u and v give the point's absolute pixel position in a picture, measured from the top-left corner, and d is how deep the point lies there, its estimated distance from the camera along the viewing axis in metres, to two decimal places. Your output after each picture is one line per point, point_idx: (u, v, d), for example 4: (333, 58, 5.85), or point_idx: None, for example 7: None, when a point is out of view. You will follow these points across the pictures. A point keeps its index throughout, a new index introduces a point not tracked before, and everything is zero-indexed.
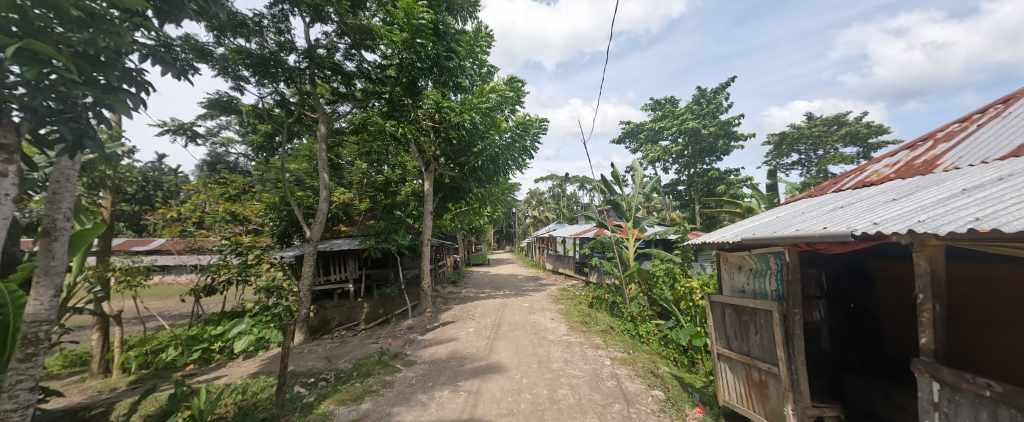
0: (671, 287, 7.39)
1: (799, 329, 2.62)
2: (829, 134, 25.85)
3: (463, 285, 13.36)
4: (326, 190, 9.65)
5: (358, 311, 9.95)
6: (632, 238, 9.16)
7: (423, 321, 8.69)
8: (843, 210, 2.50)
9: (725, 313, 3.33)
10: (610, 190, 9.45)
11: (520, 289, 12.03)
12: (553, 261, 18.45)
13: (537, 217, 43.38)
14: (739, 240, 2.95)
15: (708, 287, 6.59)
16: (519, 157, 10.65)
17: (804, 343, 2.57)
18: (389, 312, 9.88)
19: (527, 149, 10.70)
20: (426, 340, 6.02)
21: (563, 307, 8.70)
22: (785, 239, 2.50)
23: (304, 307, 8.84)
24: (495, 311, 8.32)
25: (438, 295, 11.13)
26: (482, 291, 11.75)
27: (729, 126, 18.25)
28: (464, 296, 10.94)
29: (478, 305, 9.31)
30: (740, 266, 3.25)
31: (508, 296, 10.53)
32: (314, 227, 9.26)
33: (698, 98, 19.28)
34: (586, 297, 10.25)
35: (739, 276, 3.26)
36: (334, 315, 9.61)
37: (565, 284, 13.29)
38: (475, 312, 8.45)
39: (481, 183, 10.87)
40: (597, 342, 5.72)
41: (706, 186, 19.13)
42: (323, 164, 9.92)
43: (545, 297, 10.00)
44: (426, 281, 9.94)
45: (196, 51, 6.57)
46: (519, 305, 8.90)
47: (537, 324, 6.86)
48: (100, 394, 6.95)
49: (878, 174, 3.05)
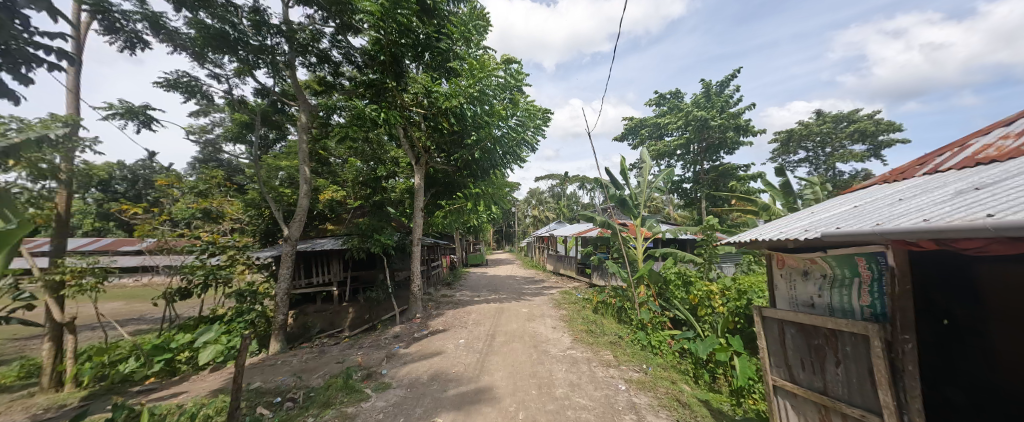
0: (686, 292, 6.63)
1: (910, 363, 2.09)
2: (839, 131, 25.04)
3: (459, 287, 12.52)
4: (306, 185, 8.84)
5: (342, 316, 9.20)
6: (641, 237, 8.33)
7: (411, 328, 7.89)
8: (973, 192, 1.77)
9: (788, 333, 2.87)
10: (617, 184, 8.61)
11: (519, 292, 11.20)
12: (554, 262, 17.63)
13: (537, 216, 42.56)
14: (808, 238, 2.24)
15: (730, 292, 5.82)
16: (518, 150, 9.77)
17: (919, 383, 2.05)
18: (376, 317, 9.11)
19: (527, 141, 9.78)
20: (408, 355, 5.21)
21: (566, 313, 7.89)
22: (891, 235, 1.78)
23: (281, 312, 8.09)
24: (491, 318, 7.51)
25: (430, 298, 10.32)
26: (478, 294, 10.92)
27: (738, 121, 17.42)
28: (458, 300, 10.11)
29: (473, 310, 8.50)
30: (806, 272, 2.74)
31: (506, 300, 9.72)
32: (293, 225, 8.47)
33: (706, 92, 18.45)
34: (591, 302, 9.44)
35: (805, 286, 2.75)
36: (316, 321, 8.85)
37: (567, 286, 12.48)
38: (468, 319, 7.62)
39: (476, 178, 10.02)
40: (608, 358, 4.90)
41: (713, 183, 18.33)
42: (304, 156, 9.09)
43: (546, 302, 9.16)
44: (416, 284, 9.12)
45: (146, 22, 5.75)
46: (518, 311, 8.06)
47: (537, 334, 6.03)
48: (42, 413, 6.14)
49: (1001, 147, 2.25)
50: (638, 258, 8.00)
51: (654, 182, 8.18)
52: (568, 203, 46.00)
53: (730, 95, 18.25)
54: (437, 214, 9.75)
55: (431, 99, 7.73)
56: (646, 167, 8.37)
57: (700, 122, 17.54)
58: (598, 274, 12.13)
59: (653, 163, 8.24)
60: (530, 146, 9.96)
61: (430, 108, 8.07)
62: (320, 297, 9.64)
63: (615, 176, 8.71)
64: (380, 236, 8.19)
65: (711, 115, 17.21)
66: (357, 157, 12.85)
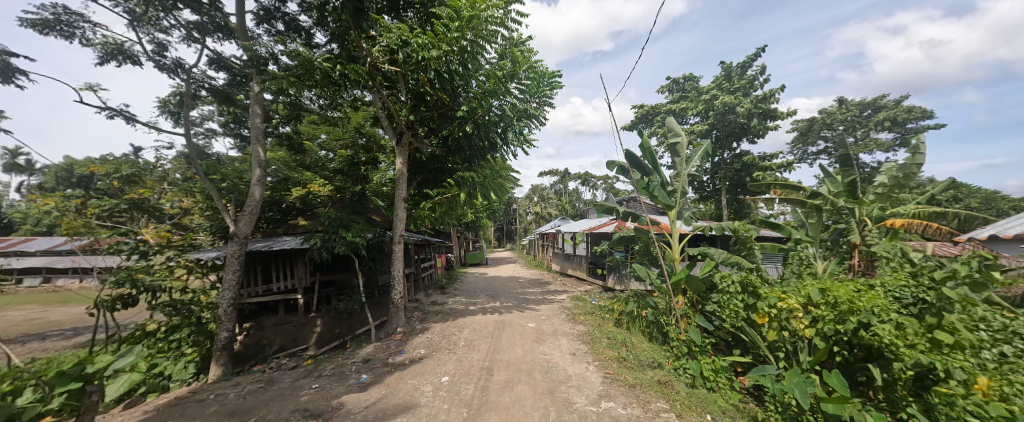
0: (750, 306, 5.02)
1: None
2: (865, 120, 23.01)
3: (452, 292, 10.80)
4: (260, 170, 7.15)
5: (309, 330, 7.59)
6: (676, 234, 6.57)
7: (388, 349, 6.24)
8: None
9: None
10: (640, 167, 6.79)
11: (522, 298, 9.45)
12: (560, 261, 15.92)
13: (539, 213, 40.70)
14: None
15: (823, 310, 4.20)
16: (521, 126, 8.00)
17: None
18: (349, 332, 7.50)
19: (531, 116, 7.94)
20: (365, 407, 3.55)
21: (584, 329, 6.21)
22: None
23: (227, 327, 6.46)
24: (488, 336, 5.85)
25: (417, 307, 8.67)
26: (474, 301, 9.18)
27: (766, 104, 15.48)
28: (449, 309, 8.39)
29: (466, 324, 6.85)
30: None
31: (507, 309, 8.05)
32: (242, 220, 6.80)
33: (729, 72, 16.49)
34: (611, 311, 7.76)
35: None
36: (277, 338, 7.27)
37: (577, 291, 10.79)
38: (458, 338, 5.90)
39: (470, 162, 8.28)
40: (666, 418, 3.22)
41: (735, 174, 16.54)
42: (258, 132, 7.33)
43: (557, 313, 7.43)
44: (397, 292, 7.45)
45: None
46: (522, 328, 6.33)
47: (550, 369, 4.34)
48: None
49: None
50: (676, 259, 6.20)
51: (689, 159, 6.28)
52: (570, 199, 44.18)
53: (756, 76, 16.30)
54: (423, 205, 8.02)
55: (409, 52, 6.00)
56: (679, 141, 6.43)
57: (723, 105, 15.60)
58: (614, 276, 10.34)
59: (681, 132, 6.32)
60: (534, 124, 8.12)
61: (406, 66, 6.33)
62: (283, 306, 8.00)
63: (638, 156, 6.84)
64: (349, 230, 6.44)
65: (736, 98, 15.28)
66: (333, 141, 11.06)
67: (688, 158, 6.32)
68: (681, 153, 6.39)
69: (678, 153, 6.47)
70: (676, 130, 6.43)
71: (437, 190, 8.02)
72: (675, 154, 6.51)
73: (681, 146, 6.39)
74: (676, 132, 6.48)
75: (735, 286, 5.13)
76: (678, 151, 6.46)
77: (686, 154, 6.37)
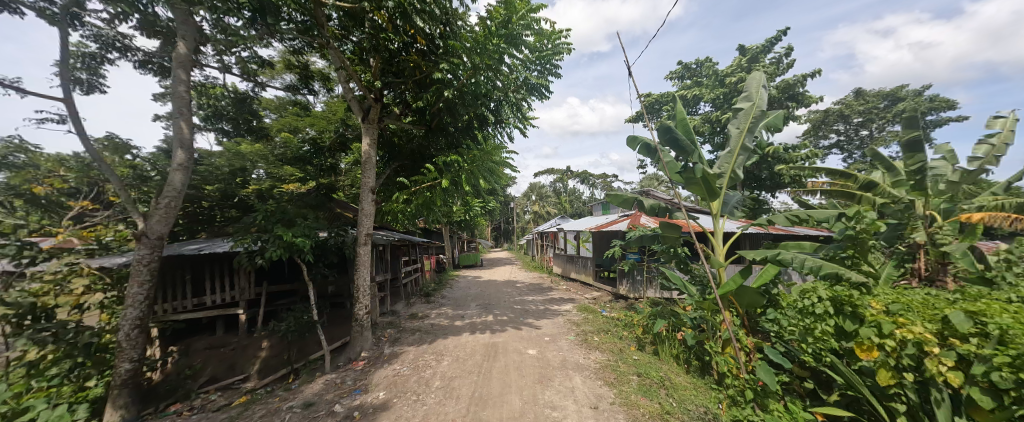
0: (843, 333, 3.56)
1: None
2: (884, 112, 21.57)
3: (437, 302, 9.20)
4: (184, 151, 5.53)
5: (251, 355, 6.01)
6: (718, 233, 5.03)
7: (342, 386, 4.68)
8: None
9: None
10: (679, 145, 5.12)
11: (521, 311, 7.87)
12: (561, 263, 14.38)
13: (536, 212, 39.13)
14: None
15: (980, 347, 2.76)
16: (518, 100, 6.49)
17: None
18: (300, 357, 5.89)
19: (530, 86, 6.40)
20: None
21: (601, 359, 4.67)
22: None
23: (131, 357, 4.87)
24: (475, 373, 4.31)
25: (391, 322, 7.11)
26: (461, 315, 7.61)
27: (791, 90, 13.97)
28: (431, 326, 6.83)
29: (448, 349, 5.32)
30: None
31: (500, 326, 6.51)
32: (157, 214, 5.23)
33: (750, 55, 14.90)
34: (630, 329, 6.22)
35: None
36: (206, 366, 5.71)
37: (583, 299, 9.27)
38: (433, 375, 4.34)
39: (456, 145, 6.78)
40: None
41: (752, 168, 15.07)
42: (183, 105, 5.66)
43: (564, 333, 5.88)
44: (362, 307, 5.89)
45: None
46: (522, 357, 4.79)
47: None
48: None
49: None
50: (723, 265, 4.66)
51: (752, 130, 4.74)
52: (569, 197, 42.67)
53: (780, 59, 14.74)
54: (397, 197, 6.47)
55: None
56: (745, 109, 4.88)
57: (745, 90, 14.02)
58: (627, 283, 8.81)
59: (753, 97, 4.81)
60: (536, 95, 6.55)
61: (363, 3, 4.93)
62: (222, 323, 6.46)
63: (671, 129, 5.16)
64: (292, 228, 4.86)
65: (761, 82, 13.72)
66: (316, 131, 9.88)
67: (751, 130, 4.74)
68: (743, 123, 4.84)
69: (735, 124, 4.92)
70: (747, 95, 4.91)
71: (413, 178, 6.45)
72: (732, 124, 4.96)
73: (745, 115, 4.84)
74: (745, 96, 4.96)
75: (822, 305, 3.65)
76: (738, 121, 4.91)
77: (749, 126, 4.80)
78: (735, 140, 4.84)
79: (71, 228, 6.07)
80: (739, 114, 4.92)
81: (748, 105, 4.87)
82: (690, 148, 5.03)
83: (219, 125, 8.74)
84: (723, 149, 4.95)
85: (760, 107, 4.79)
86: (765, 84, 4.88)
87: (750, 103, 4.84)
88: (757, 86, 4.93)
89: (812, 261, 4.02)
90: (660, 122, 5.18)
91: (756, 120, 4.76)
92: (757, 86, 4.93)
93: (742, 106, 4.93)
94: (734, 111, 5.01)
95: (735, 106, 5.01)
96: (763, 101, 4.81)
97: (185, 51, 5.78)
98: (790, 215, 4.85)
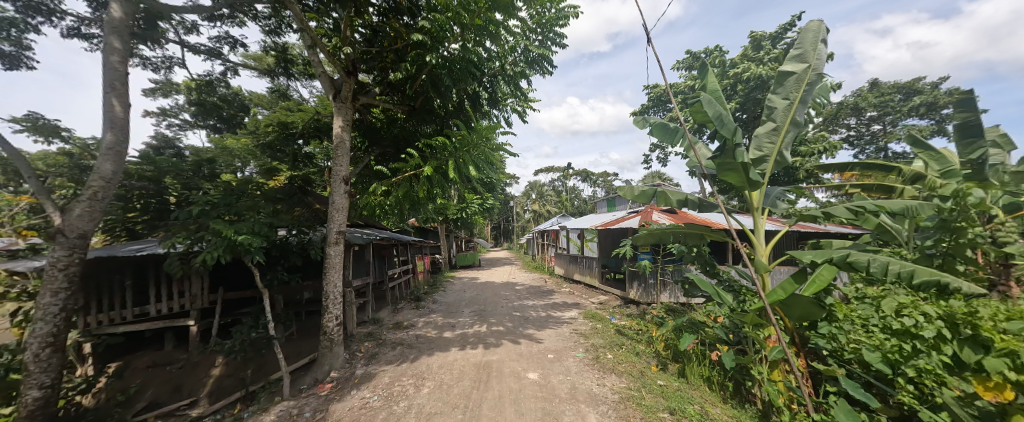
0: (958, 364, 2.64)
1: None
2: (899, 105, 20.54)
3: (426, 308, 8.26)
4: (115, 132, 4.59)
5: (202, 375, 5.07)
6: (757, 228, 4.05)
7: (296, 419, 3.77)
8: None
9: None
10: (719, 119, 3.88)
11: (519, 319, 6.97)
12: (563, 264, 13.50)
13: (536, 211, 38.21)
14: None
15: None
16: (514, 76, 5.56)
17: None
18: (257, 377, 4.94)
19: (529, 60, 5.48)
20: None
21: (620, 387, 3.76)
22: None
23: (40, 382, 3.94)
24: (460, 408, 3.40)
25: (371, 333, 6.20)
26: (452, 324, 6.70)
27: None
28: (415, 338, 5.92)
29: (431, 370, 4.42)
30: None
31: (495, 339, 5.60)
32: (76, 207, 4.26)
33: (759, 40, 13.68)
34: (647, 341, 5.32)
35: None
36: (146, 388, 4.80)
37: (588, 304, 8.36)
38: (407, 411, 3.44)
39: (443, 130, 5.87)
40: None
41: None
42: (118, 78, 4.71)
43: (570, 349, 4.98)
44: (331, 318, 4.97)
45: None
46: (520, 383, 3.87)
47: None
48: None
49: None
50: (772, 270, 3.73)
51: (807, 102, 3.63)
52: (569, 196, 41.71)
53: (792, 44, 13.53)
54: (375, 188, 5.55)
55: None
56: (798, 72, 3.71)
57: (757, 77, 12.79)
58: (638, 286, 7.90)
59: (810, 56, 3.63)
60: (536, 68, 5.59)
61: None
62: (172, 336, 5.55)
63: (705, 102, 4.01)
64: (237, 224, 3.94)
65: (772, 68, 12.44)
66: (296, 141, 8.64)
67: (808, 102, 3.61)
68: (795, 92, 3.69)
69: (782, 93, 3.77)
70: (800, 54, 3.73)
71: (392, 166, 5.55)
72: (777, 94, 3.80)
73: (797, 82, 3.67)
74: (797, 56, 3.77)
75: (934, 327, 2.71)
76: (785, 89, 3.75)
77: (802, 96, 3.67)
78: (782, 115, 3.72)
79: (7, 228, 5.24)
80: (788, 80, 3.74)
81: (801, 68, 3.69)
82: (729, 125, 3.84)
83: (209, 121, 7.44)
84: (766, 127, 3.81)
85: (816, 71, 3.65)
86: (824, 40, 3.71)
87: (804, 66, 3.68)
88: (815, 42, 3.71)
89: (899, 265, 2.96)
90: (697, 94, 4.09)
91: (811, 89, 3.64)
92: (811, 42, 3.73)
93: (792, 69, 3.74)
94: (780, 76, 3.83)
95: (783, 69, 3.82)
96: (819, 63, 3.68)
97: (126, 19, 4.89)
98: (850, 208, 3.86)
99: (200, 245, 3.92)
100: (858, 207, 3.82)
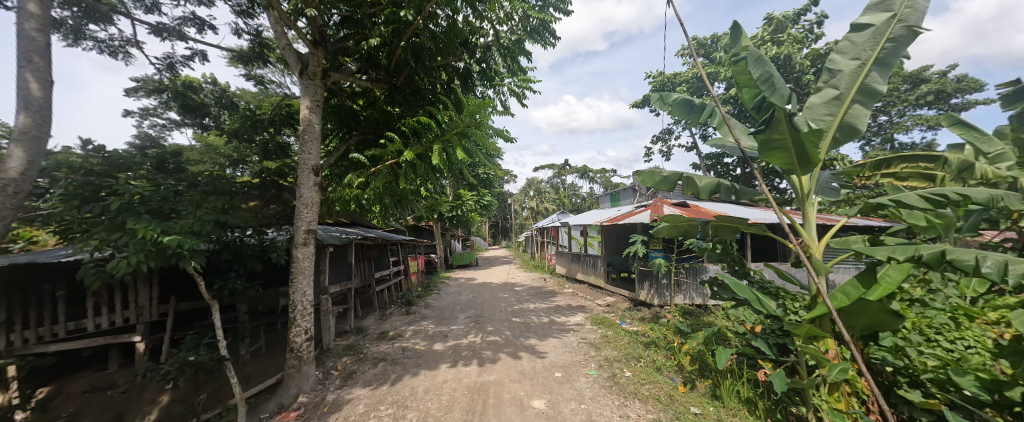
0: None
1: None
2: None
3: (416, 314, 7.52)
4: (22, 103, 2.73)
5: (149, 401, 4.31)
6: (805, 217, 3.32)
7: None
8: None
9: None
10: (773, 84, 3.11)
11: (520, 326, 6.26)
12: (566, 262, 12.75)
13: (535, 208, 37.50)
14: None
15: None
16: (511, 50, 4.84)
17: None
18: (212, 405, 4.18)
19: (531, 29, 4.72)
20: None
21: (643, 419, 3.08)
22: None
23: None
24: None
25: (351, 345, 5.46)
26: (444, 333, 5.96)
27: (822, 62, 11.74)
28: (401, 351, 5.20)
29: (412, 396, 3.68)
30: None
31: (492, 352, 4.87)
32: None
33: (775, 24, 12.77)
34: (668, 351, 4.62)
35: None
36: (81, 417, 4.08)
37: (595, 308, 7.66)
38: None
39: (430, 113, 5.15)
40: None
41: None
42: (38, 49, 2.82)
43: (580, 365, 4.33)
44: (297, 332, 4.21)
45: None
46: (523, 415, 3.18)
47: None
48: None
49: None
50: (832, 270, 2.99)
51: (880, 63, 2.99)
52: (569, 192, 40.92)
53: (807, 27, 12.72)
54: (352, 179, 4.84)
55: None
56: (877, 23, 3.07)
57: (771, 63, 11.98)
58: (649, 287, 7.21)
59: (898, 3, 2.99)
60: (541, 37, 4.80)
61: None
62: (117, 353, 4.92)
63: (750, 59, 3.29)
64: (171, 222, 3.26)
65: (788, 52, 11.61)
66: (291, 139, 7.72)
67: (880, 61, 2.99)
68: (868, 51, 3.06)
69: (852, 53, 3.15)
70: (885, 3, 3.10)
71: (370, 153, 4.80)
72: (844, 54, 3.19)
73: (875, 35, 3.04)
74: (879, 6, 3.15)
75: None
76: (858, 48, 3.12)
77: (878, 55, 3.01)
78: (848, 81, 3.09)
79: None
80: (863, 35, 3.12)
81: (883, 18, 3.05)
82: (782, 91, 3.03)
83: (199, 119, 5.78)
84: (825, 94, 3.20)
85: (903, 22, 2.96)
86: None
87: (887, 15, 3.02)
88: None
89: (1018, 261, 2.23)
90: (745, 48, 3.36)
91: (893, 48, 2.95)
92: None
93: (869, 21, 3.11)
94: (852, 32, 3.23)
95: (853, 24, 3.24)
96: (911, 13, 2.95)
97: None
98: (926, 195, 3.08)
99: (118, 250, 3.11)
100: (934, 192, 3.06)
